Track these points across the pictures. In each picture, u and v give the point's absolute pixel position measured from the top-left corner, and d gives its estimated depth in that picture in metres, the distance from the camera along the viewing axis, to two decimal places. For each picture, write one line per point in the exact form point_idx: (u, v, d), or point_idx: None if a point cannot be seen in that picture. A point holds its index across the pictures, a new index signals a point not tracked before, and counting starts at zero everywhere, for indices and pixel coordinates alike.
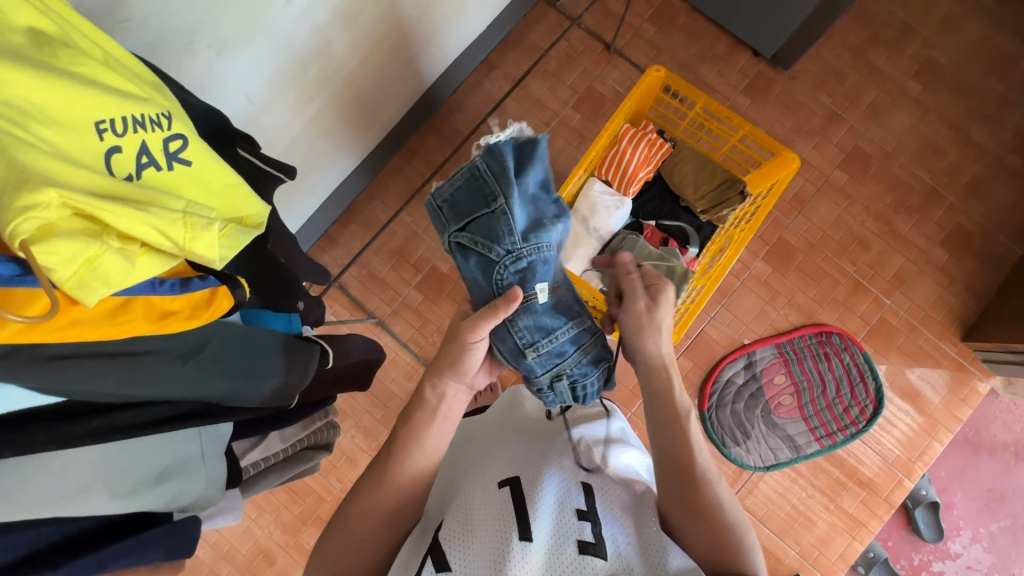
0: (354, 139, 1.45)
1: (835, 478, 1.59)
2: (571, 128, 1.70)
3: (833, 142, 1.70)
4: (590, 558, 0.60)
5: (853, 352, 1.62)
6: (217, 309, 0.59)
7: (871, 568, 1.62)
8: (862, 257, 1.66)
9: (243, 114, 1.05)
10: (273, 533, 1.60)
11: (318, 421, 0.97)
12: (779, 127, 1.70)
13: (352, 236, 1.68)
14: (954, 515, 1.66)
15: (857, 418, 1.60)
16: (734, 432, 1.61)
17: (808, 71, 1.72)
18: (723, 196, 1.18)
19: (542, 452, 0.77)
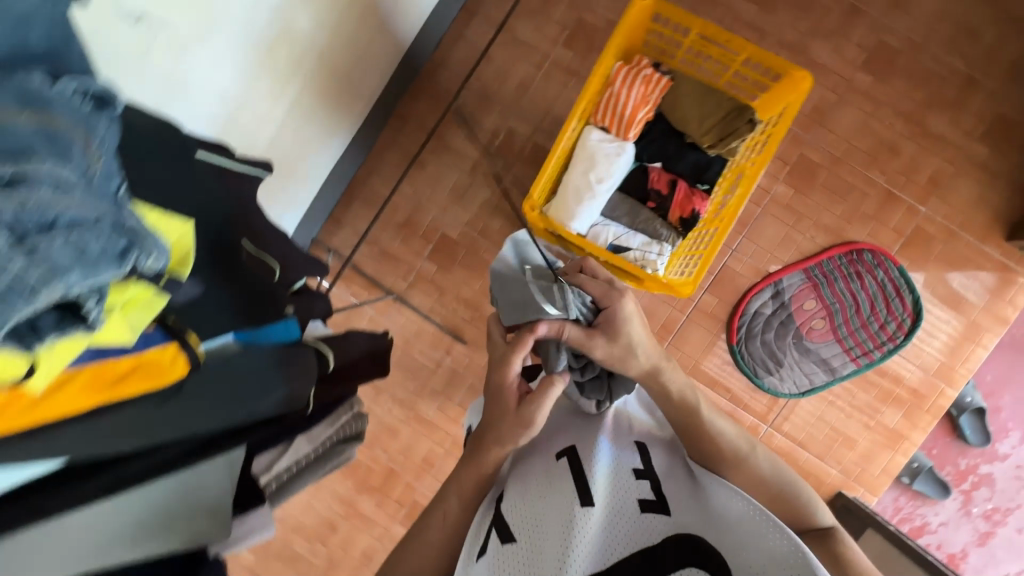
0: (344, 115, 1.33)
1: (875, 395, 1.46)
2: (564, 70, 1.51)
3: (899, 73, 1.41)
4: (650, 510, 0.74)
5: (888, 267, 1.42)
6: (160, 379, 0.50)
7: (916, 477, 1.54)
8: (936, 248, 1.43)
9: (235, 116, 0.97)
10: (331, 504, 1.60)
11: (343, 415, 0.80)
12: (882, 126, 1.42)
13: (357, 213, 1.55)
14: (1002, 417, 1.56)
15: (895, 333, 1.43)
16: (766, 363, 1.46)
17: (936, 33, 1.40)
18: (730, 126, 0.90)
19: (592, 427, 0.90)
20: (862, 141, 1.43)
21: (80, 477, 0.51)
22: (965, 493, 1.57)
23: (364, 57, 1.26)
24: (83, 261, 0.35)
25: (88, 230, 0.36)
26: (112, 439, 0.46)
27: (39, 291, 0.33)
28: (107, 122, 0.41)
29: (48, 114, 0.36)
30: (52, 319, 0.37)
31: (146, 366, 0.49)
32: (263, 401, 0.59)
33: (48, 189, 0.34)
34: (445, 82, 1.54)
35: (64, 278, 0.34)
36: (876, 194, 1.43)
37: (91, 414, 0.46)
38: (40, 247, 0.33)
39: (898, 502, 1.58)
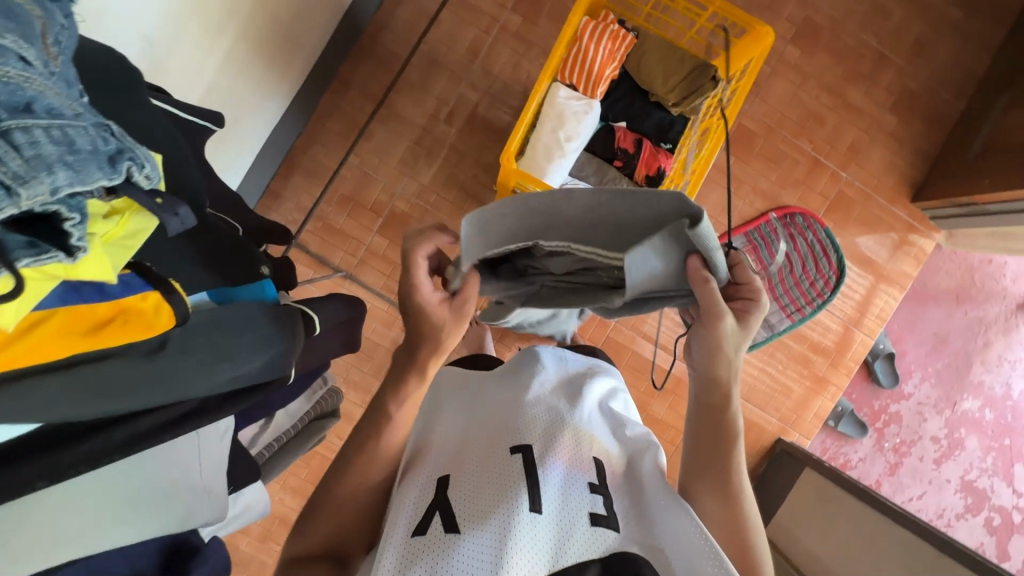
0: (282, 76, 1.21)
1: (807, 346, 1.59)
2: (514, 35, 1.48)
3: (822, 48, 1.52)
4: (602, 529, 0.66)
5: (816, 230, 1.54)
6: (154, 323, 0.47)
7: (840, 420, 1.71)
8: (855, 211, 1.57)
9: (162, 63, 0.85)
10: (283, 499, 1.49)
11: (319, 389, 0.86)
12: (809, 97, 1.53)
13: (298, 186, 1.44)
14: (907, 361, 1.77)
15: (822, 289, 1.56)
16: None
17: (852, 12, 1.52)
18: (694, 84, 0.92)
19: (562, 422, 0.79)
20: (792, 111, 1.53)
21: (70, 439, 0.48)
22: (879, 431, 1.76)
23: (301, 11, 1.16)
24: (71, 156, 0.33)
25: (69, 123, 0.34)
26: (87, 394, 0.43)
27: (27, 182, 0.31)
28: (63, 15, 0.37)
29: None
30: (22, 239, 0.34)
31: (129, 315, 0.46)
32: (247, 361, 0.54)
33: (11, 66, 0.31)
34: (388, 44, 1.45)
35: (50, 172, 0.32)
36: (805, 161, 1.54)
37: (69, 364, 0.42)
38: (17, 135, 0.31)
39: (825, 444, 1.74)
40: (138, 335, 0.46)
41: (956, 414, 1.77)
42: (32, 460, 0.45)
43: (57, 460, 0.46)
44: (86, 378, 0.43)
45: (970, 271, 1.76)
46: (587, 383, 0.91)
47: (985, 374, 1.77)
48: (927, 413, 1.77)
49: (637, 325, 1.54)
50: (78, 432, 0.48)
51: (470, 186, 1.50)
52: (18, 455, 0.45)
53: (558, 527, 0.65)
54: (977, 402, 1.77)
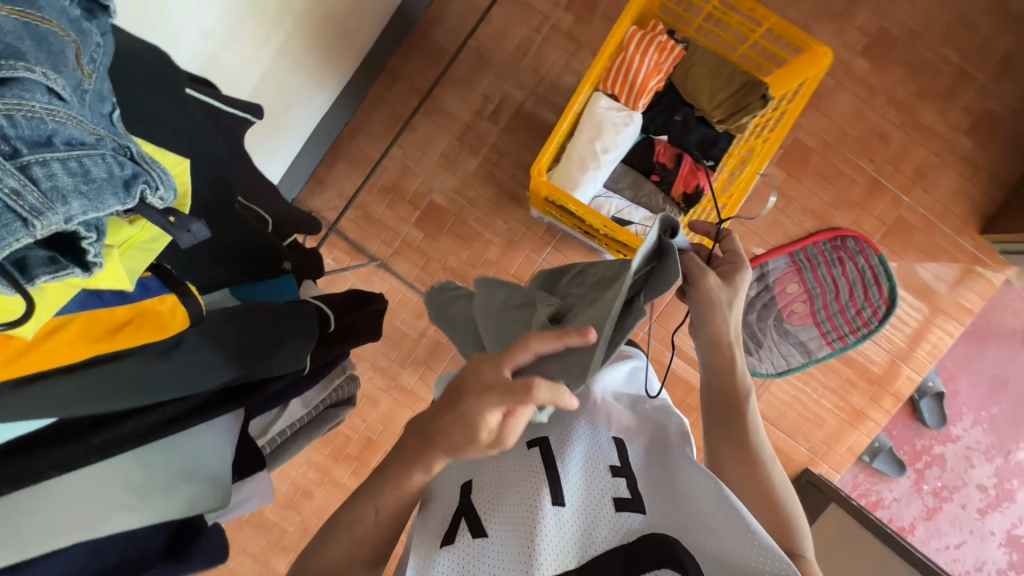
0: (333, 68, 1.25)
1: (847, 377, 1.51)
2: (565, 34, 1.45)
3: (895, 62, 1.42)
4: (628, 513, 0.61)
5: (869, 255, 1.45)
6: (168, 327, 0.50)
7: (876, 456, 1.62)
8: (915, 238, 1.46)
9: (218, 55, 0.89)
10: (306, 472, 1.56)
11: (338, 377, 0.82)
12: (876, 113, 1.43)
13: (342, 174, 1.48)
14: (958, 402, 1.65)
15: (869, 319, 1.47)
16: (746, 342, 1.49)
17: (933, 24, 1.41)
18: (742, 101, 0.89)
19: (576, 403, 0.73)
20: (855, 128, 1.44)
21: (77, 433, 0.49)
22: (918, 472, 1.66)
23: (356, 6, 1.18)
24: (87, 185, 0.34)
25: (89, 152, 0.35)
26: (100, 393, 0.45)
27: (42, 214, 0.32)
28: (98, 34, 0.38)
29: (36, 14, 0.34)
30: (43, 255, 0.36)
31: (145, 318, 0.49)
32: (256, 361, 0.57)
33: (38, 100, 0.32)
34: (439, 39, 1.46)
35: (65, 203, 0.33)
36: (864, 181, 1.45)
37: (84, 365, 0.45)
38: (35, 169, 0.32)
39: (857, 479, 1.66)
40: (152, 338, 0.49)
41: (1008, 464, 1.64)
42: (41, 453, 0.47)
43: (63, 454, 0.48)
44: (105, 375, 0.46)
45: None
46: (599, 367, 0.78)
47: None
48: (976, 459, 1.65)
49: (666, 338, 1.50)
50: (87, 425, 0.50)
51: (508, 185, 1.50)
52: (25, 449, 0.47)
53: (584, 521, 0.62)
54: None
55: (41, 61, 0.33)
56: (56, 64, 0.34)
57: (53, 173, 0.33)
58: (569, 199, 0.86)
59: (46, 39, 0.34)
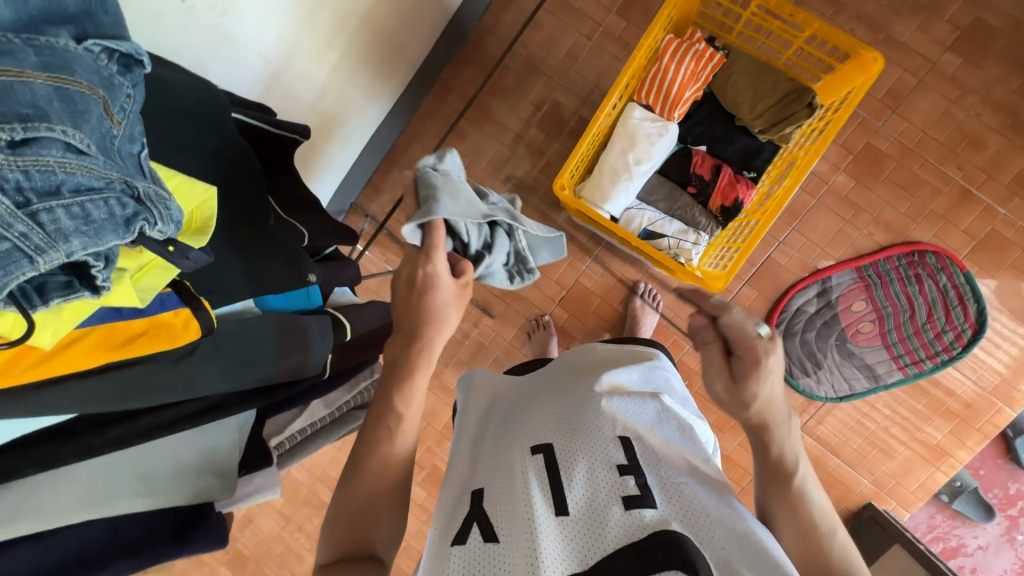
0: (386, 80, 1.31)
1: (921, 407, 1.37)
2: (616, 40, 1.43)
3: (993, 57, 1.26)
4: (638, 510, 0.59)
5: (952, 273, 1.31)
6: (181, 337, 0.51)
7: (957, 497, 1.45)
8: (1011, 256, 1.30)
9: (276, 77, 0.97)
10: None
11: (363, 380, 0.87)
12: (967, 115, 1.28)
13: (395, 181, 1.56)
14: None
15: (952, 344, 1.32)
16: (803, 363, 1.39)
17: None
18: (786, 110, 0.84)
19: (580, 404, 0.74)
20: (941, 131, 1.30)
21: (96, 427, 0.51)
22: (1010, 519, 1.47)
23: (407, 22, 1.24)
24: (89, 226, 0.35)
25: (93, 197, 0.36)
26: (111, 396, 0.47)
27: (45, 253, 0.33)
28: (129, 86, 0.40)
29: (65, 73, 0.35)
30: (61, 280, 0.38)
31: (159, 329, 0.50)
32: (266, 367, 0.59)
33: (53, 153, 0.33)
34: (490, 49, 1.49)
35: (67, 242, 0.34)
36: (950, 191, 1.31)
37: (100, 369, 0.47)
38: (43, 216, 0.33)
39: (933, 520, 1.50)
40: (166, 348, 0.50)
41: None
42: (62, 442, 0.48)
43: (84, 442, 0.49)
44: (116, 380, 0.47)
45: None
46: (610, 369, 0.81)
47: None
48: None
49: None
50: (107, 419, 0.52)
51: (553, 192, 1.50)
52: (41, 440, 0.48)
53: (587, 522, 0.60)
54: None
55: (63, 113, 0.34)
56: (76, 122, 0.34)
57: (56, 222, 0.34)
58: (596, 217, 0.86)
59: (68, 95, 0.34)
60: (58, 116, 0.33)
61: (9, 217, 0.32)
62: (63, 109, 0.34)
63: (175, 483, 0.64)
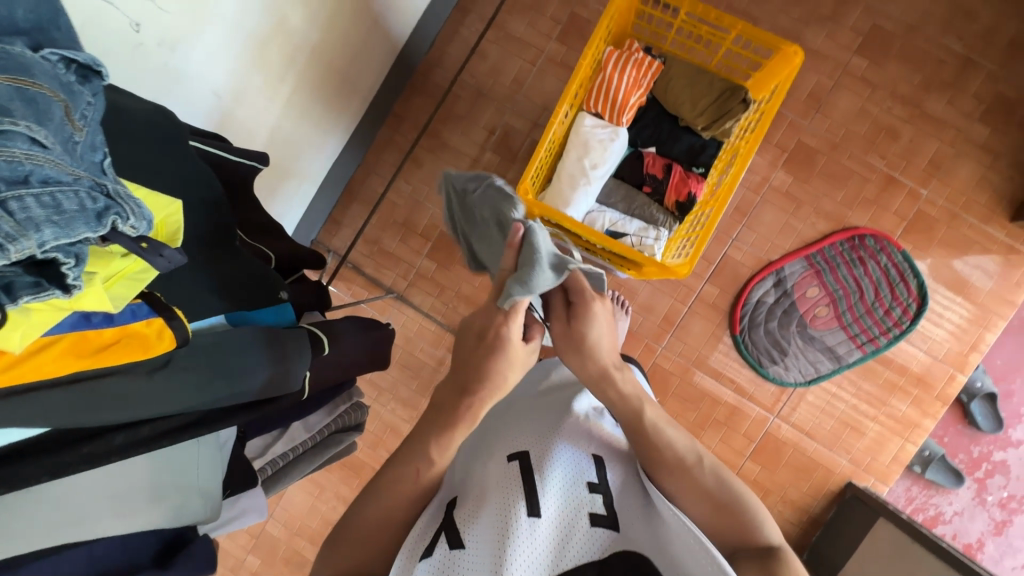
0: (340, 114, 1.33)
1: (882, 382, 1.44)
2: (559, 64, 1.51)
3: (894, 57, 1.41)
4: (602, 529, 0.62)
5: (891, 252, 1.41)
6: (154, 347, 0.53)
7: (928, 466, 1.51)
8: (939, 233, 1.41)
9: (230, 112, 0.97)
10: (336, 506, 1.57)
11: (342, 404, 0.88)
12: (880, 109, 1.41)
13: (356, 214, 1.56)
14: (1014, 403, 1.53)
15: (901, 319, 1.41)
16: (770, 352, 1.45)
17: (930, 16, 1.39)
18: (723, 107, 0.92)
19: (555, 421, 0.76)
20: (860, 126, 1.42)
21: (70, 444, 0.52)
22: (978, 481, 1.54)
23: (357, 57, 1.27)
24: (59, 216, 0.38)
25: (63, 189, 0.38)
26: (76, 408, 0.48)
27: (17, 240, 0.36)
28: (89, 92, 0.43)
29: (27, 75, 0.37)
30: (29, 280, 0.39)
31: (130, 339, 0.52)
32: (246, 380, 0.59)
33: (19, 146, 0.35)
34: (440, 80, 1.54)
35: (38, 230, 0.37)
36: (876, 178, 1.42)
37: (73, 381, 0.48)
38: (12, 204, 0.35)
39: (911, 492, 1.55)
40: (139, 355, 0.52)
41: None
42: (34, 457, 0.50)
43: (58, 459, 0.51)
44: (84, 392, 0.49)
45: None
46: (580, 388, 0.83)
47: None
48: None
49: (685, 352, 1.47)
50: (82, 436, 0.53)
51: None
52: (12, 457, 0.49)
53: (558, 533, 0.61)
54: None
55: (27, 110, 0.36)
56: (40, 118, 0.37)
57: (27, 209, 0.36)
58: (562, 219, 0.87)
59: (32, 97, 0.37)
60: (22, 113, 0.36)
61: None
62: (27, 106, 0.36)
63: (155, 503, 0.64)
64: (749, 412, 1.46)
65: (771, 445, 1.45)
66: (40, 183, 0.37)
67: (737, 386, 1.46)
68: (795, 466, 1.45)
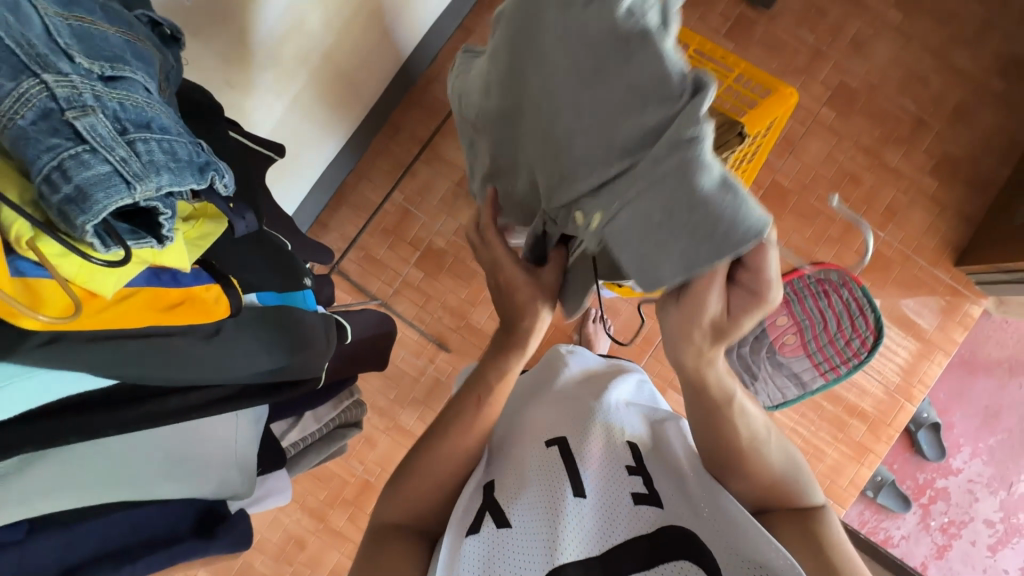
0: (341, 117, 1.34)
1: (841, 408, 1.53)
2: None
3: (857, 111, 1.55)
4: (645, 506, 0.63)
5: (851, 287, 1.49)
6: (212, 310, 0.59)
7: (880, 491, 1.61)
8: (894, 273, 1.54)
9: (238, 103, 0.97)
10: (301, 519, 1.51)
11: (346, 399, 0.93)
12: (845, 157, 1.55)
13: (345, 218, 1.55)
14: (954, 434, 1.66)
15: (859, 350, 1.49)
16: (741, 375, 1.52)
17: (890, 79, 1.55)
18: (721, 138, 0.95)
19: (589, 410, 0.78)
20: (827, 170, 1.55)
21: (130, 401, 0.55)
22: (923, 507, 1.64)
23: (364, 64, 1.29)
24: (170, 162, 0.45)
25: (171, 139, 0.46)
26: (152, 361, 0.52)
27: (142, 178, 0.42)
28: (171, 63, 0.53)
29: (135, 42, 0.48)
30: (127, 228, 0.45)
31: (192, 301, 0.57)
32: (285, 356, 0.66)
33: (139, 96, 0.45)
34: (439, 95, 1.58)
35: (156, 174, 0.44)
36: (840, 219, 1.54)
37: (148, 335, 0.52)
38: (138, 144, 0.43)
39: (863, 515, 1.64)
40: (200, 317, 0.57)
41: (1013, 497, 1.63)
42: (100, 411, 0.52)
43: (121, 414, 0.53)
44: (156, 348, 0.52)
45: None
46: (612, 381, 0.86)
47: None
48: (979, 492, 1.64)
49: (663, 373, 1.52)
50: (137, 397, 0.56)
51: None
52: (81, 407, 0.52)
53: (602, 512, 0.63)
54: None
55: (140, 71, 0.47)
56: (146, 79, 0.47)
57: (148, 147, 0.44)
58: None
59: (141, 56, 0.48)
60: (136, 72, 0.46)
61: (115, 143, 0.42)
62: (139, 70, 0.47)
63: (198, 471, 0.66)
64: None
65: None
66: (155, 129, 0.45)
67: None
68: None
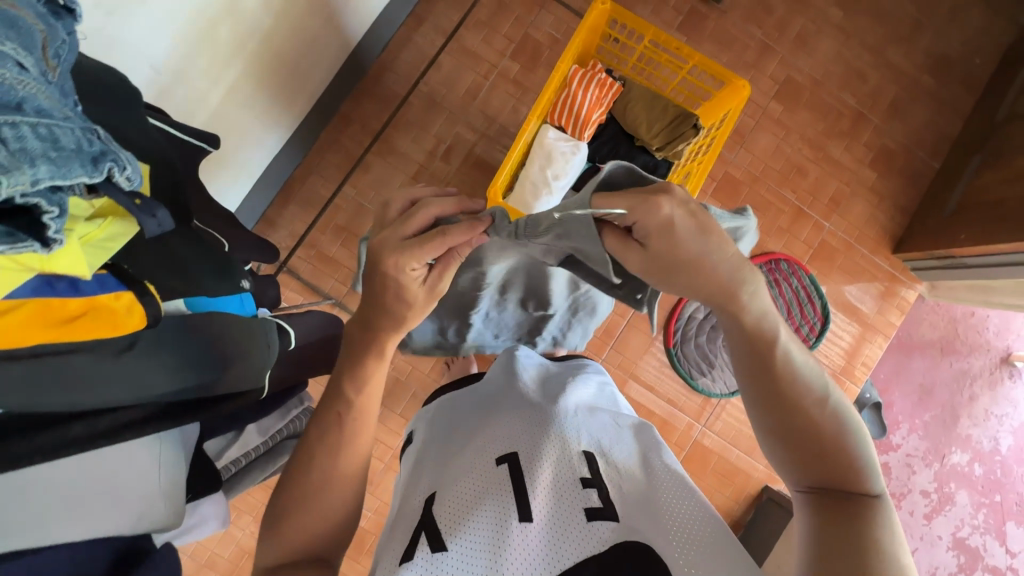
0: (285, 107, 1.26)
1: None
2: (511, 81, 1.55)
3: (802, 106, 1.60)
4: (599, 522, 0.60)
5: (800, 275, 1.57)
6: (126, 322, 0.53)
7: None
8: (838, 261, 1.60)
9: (166, 91, 0.89)
10: (254, 532, 1.43)
11: (295, 408, 0.91)
12: (792, 150, 1.60)
13: (294, 214, 1.47)
14: (894, 412, 1.76)
15: (807, 335, 1.58)
16: (699, 365, 1.55)
17: (832, 74, 1.61)
18: (678, 130, 1.00)
19: (542, 419, 0.74)
20: (776, 163, 1.59)
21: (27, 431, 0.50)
22: None
23: (307, 51, 1.21)
24: (53, 152, 0.39)
25: (56, 124, 0.39)
26: (42, 383, 0.48)
27: (11, 172, 0.36)
28: (63, 30, 0.45)
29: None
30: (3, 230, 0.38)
31: (99, 312, 0.51)
32: (215, 370, 0.63)
33: (9, 70, 0.37)
34: (391, 85, 1.52)
35: (33, 165, 0.37)
36: (788, 210, 1.59)
37: (37, 355, 0.47)
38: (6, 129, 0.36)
39: None
40: (105, 329, 0.51)
41: (945, 468, 1.74)
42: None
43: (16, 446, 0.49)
44: (49, 368, 0.48)
45: (953, 323, 1.77)
46: (569, 386, 0.84)
47: (972, 428, 1.75)
48: (916, 465, 1.75)
49: (623, 364, 1.54)
50: (34, 427, 0.51)
51: None
52: None
53: (552, 533, 0.60)
54: (965, 456, 1.75)
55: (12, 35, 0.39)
56: (19, 43, 0.39)
57: (19, 134, 0.37)
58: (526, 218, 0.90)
59: (16, 23, 0.40)
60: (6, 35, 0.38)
61: None
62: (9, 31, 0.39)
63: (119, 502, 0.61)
64: (679, 422, 1.55)
65: (699, 454, 1.54)
66: (32, 112, 0.38)
67: (669, 397, 1.55)
68: (719, 473, 1.55)
